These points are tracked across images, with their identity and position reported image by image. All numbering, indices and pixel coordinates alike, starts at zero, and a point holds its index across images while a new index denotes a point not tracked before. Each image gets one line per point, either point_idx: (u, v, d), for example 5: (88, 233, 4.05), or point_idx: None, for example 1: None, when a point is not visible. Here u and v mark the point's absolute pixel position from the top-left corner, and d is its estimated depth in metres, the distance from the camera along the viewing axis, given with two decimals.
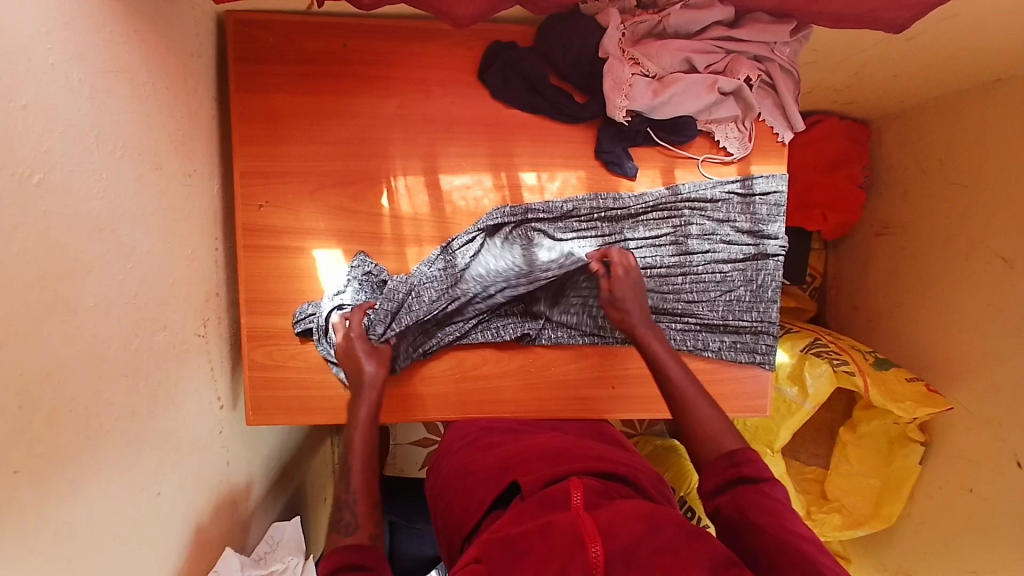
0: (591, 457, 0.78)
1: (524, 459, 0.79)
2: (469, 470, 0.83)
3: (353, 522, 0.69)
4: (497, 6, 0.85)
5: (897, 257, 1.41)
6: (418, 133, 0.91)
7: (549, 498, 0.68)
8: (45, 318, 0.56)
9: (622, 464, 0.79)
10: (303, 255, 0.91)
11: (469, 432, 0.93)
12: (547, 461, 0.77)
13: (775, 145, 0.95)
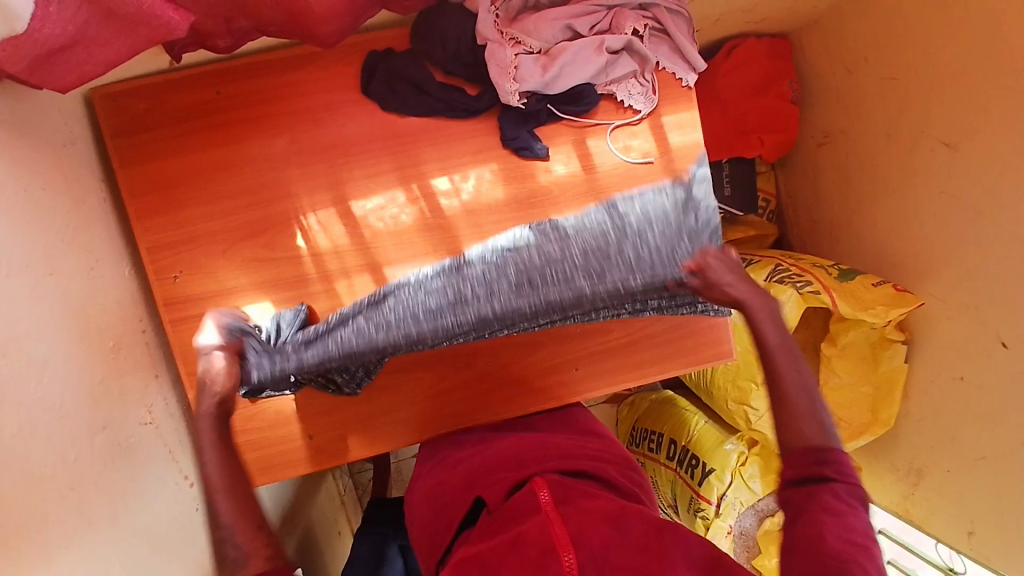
0: (554, 458, 0.78)
1: (492, 473, 0.79)
2: (440, 491, 0.83)
3: (239, 554, 0.58)
4: (361, 16, 0.82)
5: (844, 164, 1.39)
6: (316, 164, 0.88)
7: (516, 507, 0.68)
8: None
9: (586, 457, 0.80)
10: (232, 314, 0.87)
11: (440, 450, 0.93)
12: (510, 468, 0.78)
13: (682, 91, 0.91)
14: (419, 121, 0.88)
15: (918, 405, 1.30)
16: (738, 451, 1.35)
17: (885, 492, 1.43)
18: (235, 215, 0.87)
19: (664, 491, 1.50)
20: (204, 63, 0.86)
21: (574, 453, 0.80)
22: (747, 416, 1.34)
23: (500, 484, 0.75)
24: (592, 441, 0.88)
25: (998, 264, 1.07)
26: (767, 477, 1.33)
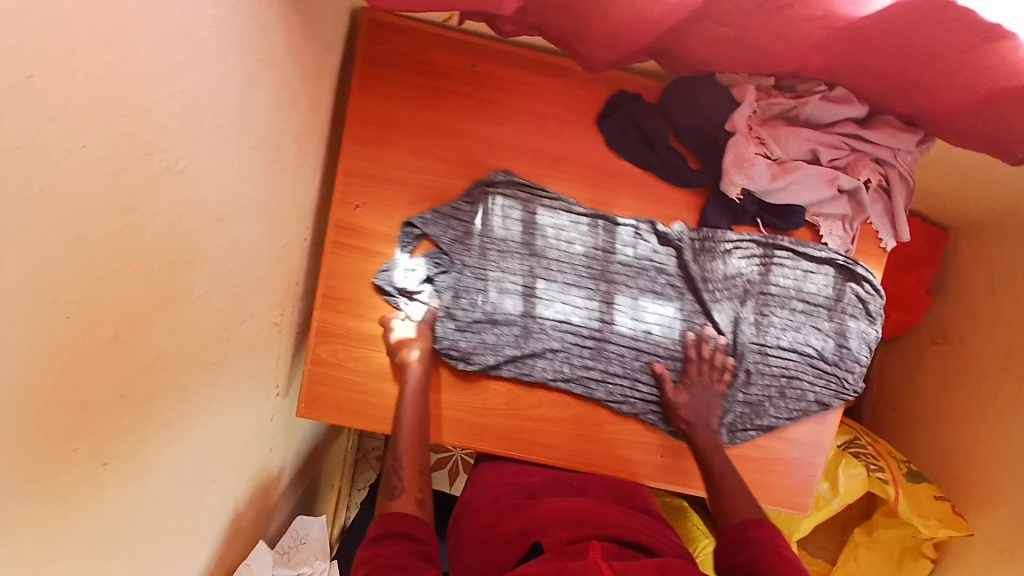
0: (614, 523, 0.77)
1: (546, 517, 0.79)
2: (490, 532, 0.80)
3: (397, 485, 0.73)
4: (632, 58, 0.84)
5: (945, 368, 1.35)
6: (523, 164, 0.91)
7: (568, 553, 0.68)
8: (161, 309, 0.53)
9: (656, 538, 0.78)
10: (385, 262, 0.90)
11: (494, 487, 0.91)
12: (567, 526, 0.77)
13: (874, 249, 0.94)
14: (631, 169, 0.91)
15: None
16: None
17: None
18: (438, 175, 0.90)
19: None
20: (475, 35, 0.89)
21: (642, 529, 0.79)
22: None
23: (551, 530, 0.75)
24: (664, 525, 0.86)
25: None
26: None
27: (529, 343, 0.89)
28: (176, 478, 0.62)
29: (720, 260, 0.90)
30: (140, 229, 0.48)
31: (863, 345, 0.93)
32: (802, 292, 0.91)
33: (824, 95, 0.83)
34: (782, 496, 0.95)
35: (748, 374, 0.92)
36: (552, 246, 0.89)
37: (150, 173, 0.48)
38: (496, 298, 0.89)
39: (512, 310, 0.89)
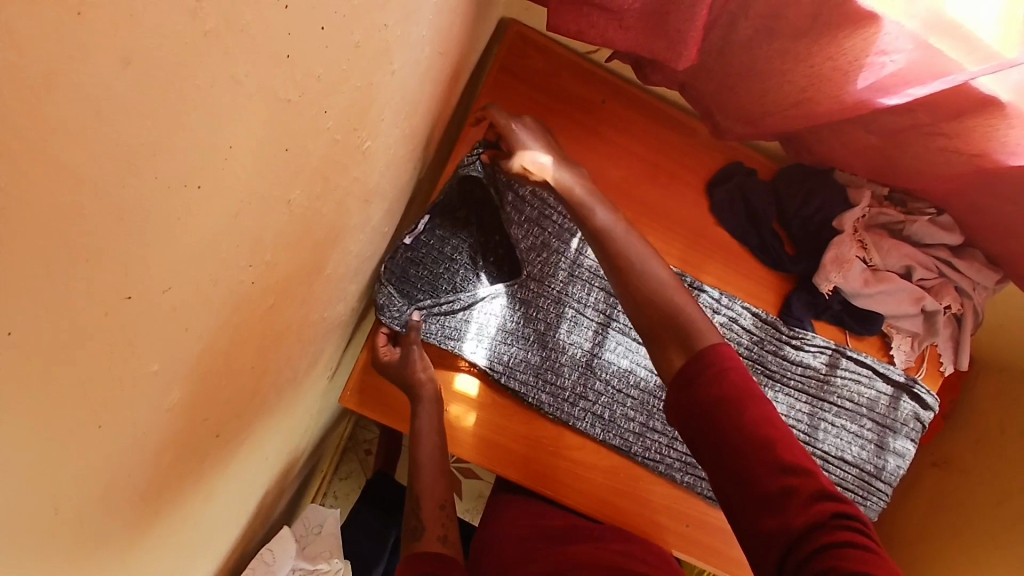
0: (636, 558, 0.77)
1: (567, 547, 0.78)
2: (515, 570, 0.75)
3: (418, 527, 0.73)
4: (765, 136, 0.85)
5: (935, 498, 1.40)
6: (626, 209, 0.90)
7: None
8: (302, 281, 0.51)
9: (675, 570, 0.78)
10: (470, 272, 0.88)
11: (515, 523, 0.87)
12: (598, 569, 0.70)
13: (934, 373, 0.95)
14: (728, 239, 0.92)
15: None
16: None
17: None
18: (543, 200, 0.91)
19: None
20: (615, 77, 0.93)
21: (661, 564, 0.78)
22: None
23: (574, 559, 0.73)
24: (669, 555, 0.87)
25: None
26: None
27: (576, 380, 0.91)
28: (248, 451, 0.59)
29: (785, 347, 0.90)
30: (322, 202, 0.46)
31: (903, 464, 0.92)
32: (859, 396, 0.91)
33: (932, 219, 0.86)
34: None
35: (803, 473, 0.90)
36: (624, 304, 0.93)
37: (347, 149, 0.46)
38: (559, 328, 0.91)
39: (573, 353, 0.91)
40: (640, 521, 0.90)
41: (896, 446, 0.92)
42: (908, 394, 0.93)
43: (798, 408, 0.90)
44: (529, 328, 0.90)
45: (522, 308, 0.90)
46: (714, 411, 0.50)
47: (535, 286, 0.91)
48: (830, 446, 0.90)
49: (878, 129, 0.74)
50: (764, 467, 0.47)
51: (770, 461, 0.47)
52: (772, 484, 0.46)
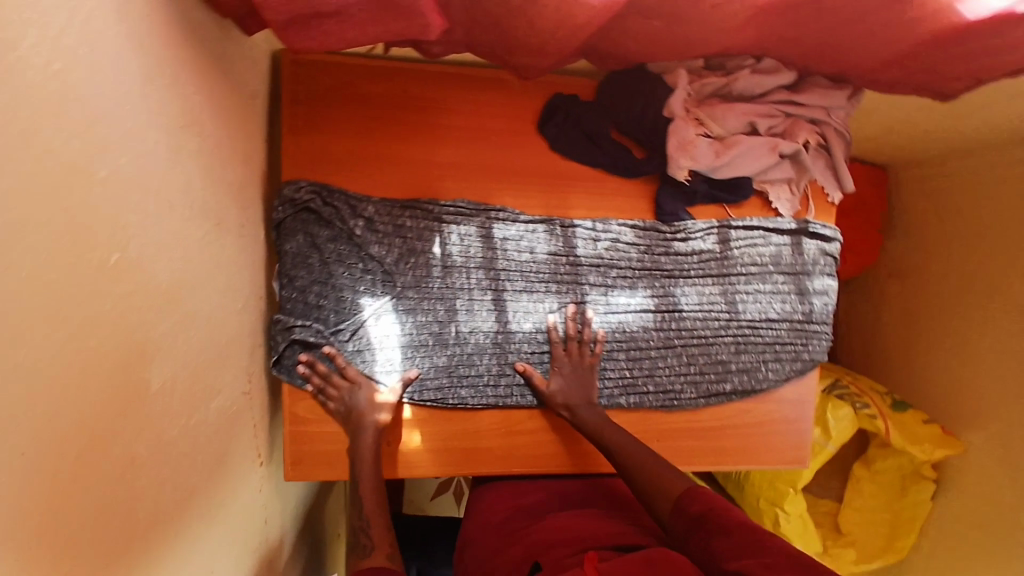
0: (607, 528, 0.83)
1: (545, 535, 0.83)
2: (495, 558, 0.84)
3: (367, 544, 0.79)
4: (566, 60, 0.83)
5: (906, 304, 1.45)
6: (472, 183, 0.89)
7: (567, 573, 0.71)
8: (120, 413, 0.51)
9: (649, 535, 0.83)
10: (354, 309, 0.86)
11: (499, 508, 0.93)
12: (569, 546, 0.78)
13: (825, 205, 0.96)
14: (581, 168, 0.90)
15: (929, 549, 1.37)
16: None
17: None
18: (393, 205, 0.86)
19: None
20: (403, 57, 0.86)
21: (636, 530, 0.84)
22: (775, 518, 1.31)
23: (546, 551, 0.79)
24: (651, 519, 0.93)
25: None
26: None
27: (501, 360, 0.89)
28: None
29: (674, 243, 0.91)
30: (83, 338, 0.46)
31: (827, 297, 0.95)
32: (761, 257, 0.93)
33: (752, 68, 0.84)
34: (776, 455, 0.98)
35: (739, 345, 0.94)
36: (514, 271, 0.89)
37: (83, 279, 0.46)
38: (461, 315, 0.87)
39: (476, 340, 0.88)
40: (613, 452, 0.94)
41: (815, 285, 0.95)
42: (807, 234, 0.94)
43: (710, 293, 0.92)
44: (431, 331, 0.87)
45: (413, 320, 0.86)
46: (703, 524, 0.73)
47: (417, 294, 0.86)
48: (753, 313, 0.93)
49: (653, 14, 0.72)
50: (728, 540, 0.69)
51: (734, 535, 0.69)
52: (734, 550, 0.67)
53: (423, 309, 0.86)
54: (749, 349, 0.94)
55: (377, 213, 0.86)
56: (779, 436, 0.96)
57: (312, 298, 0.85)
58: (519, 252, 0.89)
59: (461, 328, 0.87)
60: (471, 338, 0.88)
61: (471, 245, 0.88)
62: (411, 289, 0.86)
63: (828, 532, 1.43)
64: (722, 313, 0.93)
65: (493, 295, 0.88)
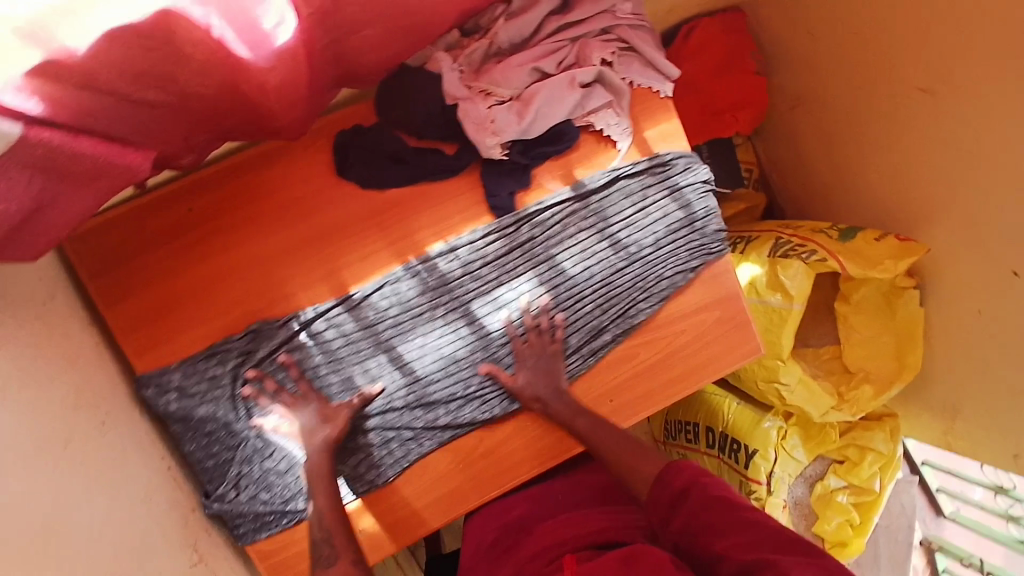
0: (581, 535, 0.89)
1: (533, 554, 0.90)
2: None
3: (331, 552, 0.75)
4: (325, 98, 0.77)
5: (820, 124, 1.38)
6: (308, 258, 0.84)
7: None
8: None
9: (618, 528, 0.89)
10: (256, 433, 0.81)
11: (488, 531, 1.00)
12: (543, 561, 0.87)
13: (661, 102, 0.91)
14: (405, 190, 0.85)
15: (941, 344, 1.34)
16: (777, 427, 1.39)
17: (925, 428, 1.50)
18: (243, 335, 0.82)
19: None
20: (165, 182, 0.83)
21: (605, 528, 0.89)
22: (779, 393, 1.31)
23: (530, 564, 0.89)
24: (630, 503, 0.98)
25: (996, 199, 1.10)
26: (807, 444, 1.42)
27: (429, 405, 0.85)
28: None
29: (537, 223, 0.87)
30: None
31: (706, 195, 0.92)
32: (626, 195, 0.89)
33: (507, 13, 0.80)
34: (732, 356, 0.97)
35: (645, 281, 0.90)
36: (391, 322, 0.84)
37: None
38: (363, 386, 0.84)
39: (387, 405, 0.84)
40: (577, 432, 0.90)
41: (690, 191, 0.92)
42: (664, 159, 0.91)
43: (593, 250, 0.89)
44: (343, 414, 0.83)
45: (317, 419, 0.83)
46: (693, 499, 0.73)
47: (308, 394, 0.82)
48: (643, 248, 0.90)
49: (367, 17, 0.65)
50: (723, 520, 0.69)
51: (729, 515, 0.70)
52: (727, 532, 0.68)
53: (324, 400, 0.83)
54: (654, 280, 0.90)
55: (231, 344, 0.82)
56: (722, 350, 0.96)
57: (210, 451, 0.81)
58: (388, 305, 0.84)
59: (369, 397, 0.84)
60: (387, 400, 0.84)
61: (337, 321, 0.83)
62: (301, 390, 0.82)
63: (840, 378, 1.41)
64: (614, 262, 0.89)
65: (384, 352, 0.84)
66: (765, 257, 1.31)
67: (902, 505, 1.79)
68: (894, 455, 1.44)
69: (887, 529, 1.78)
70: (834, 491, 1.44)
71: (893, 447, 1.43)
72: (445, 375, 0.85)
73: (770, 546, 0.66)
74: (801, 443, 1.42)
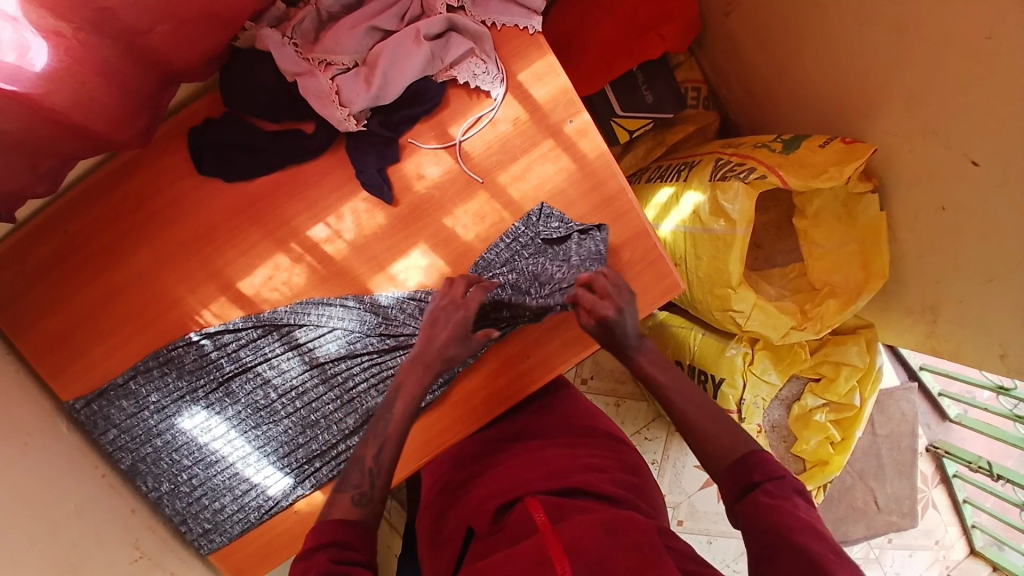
0: (531, 476, 0.78)
1: (470, 496, 0.81)
2: (430, 513, 0.87)
3: (367, 488, 0.65)
4: (161, 100, 0.74)
5: (755, 26, 1.34)
6: (189, 261, 0.83)
7: (512, 529, 0.69)
8: None
9: (570, 471, 0.77)
10: (178, 434, 0.83)
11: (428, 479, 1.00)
12: (493, 493, 0.78)
13: (530, 39, 0.84)
14: (274, 179, 0.83)
15: (910, 248, 1.25)
16: (742, 353, 1.35)
17: (906, 336, 1.41)
18: (145, 358, 0.82)
19: None
20: (36, 213, 0.84)
21: (561, 470, 0.77)
22: (735, 321, 1.27)
23: (469, 506, 0.80)
24: (581, 440, 0.86)
25: (935, 78, 1.03)
26: (778, 365, 1.38)
27: (347, 391, 0.84)
28: None
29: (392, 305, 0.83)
30: None
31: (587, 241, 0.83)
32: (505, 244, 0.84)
33: None
34: (654, 298, 0.89)
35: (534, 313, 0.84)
36: (286, 311, 0.83)
37: None
38: (276, 381, 0.83)
39: (300, 389, 0.84)
40: (509, 383, 0.90)
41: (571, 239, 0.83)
42: (538, 100, 0.85)
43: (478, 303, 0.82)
44: (263, 413, 0.84)
45: (236, 412, 0.83)
46: (761, 494, 0.62)
47: (221, 390, 0.83)
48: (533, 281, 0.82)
49: (155, 12, 0.62)
50: (790, 525, 0.58)
51: (794, 522, 0.59)
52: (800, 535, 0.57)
53: (239, 402, 0.83)
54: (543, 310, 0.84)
55: (138, 366, 0.82)
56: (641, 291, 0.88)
57: (139, 464, 0.83)
58: (287, 307, 0.83)
59: (285, 390, 0.84)
60: (305, 391, 0.84)
61: (238, 330, 0.82)
62: (215, 393, 0.83)
63: (806, 296, 1.36)
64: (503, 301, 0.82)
65: (290, 347, 0.83)
66: (707, 182, 1.24)
67: (901, 412, 1.67)
68: (873, 367, 1.37)
69: (889, 439, 1.67)
70: (812, 410, 1.40)
71: (870, 358, 1.36)
72: (354, 362, 0.83)
73: (805, 537, 0.57)
74: (773, 365, 1.38)
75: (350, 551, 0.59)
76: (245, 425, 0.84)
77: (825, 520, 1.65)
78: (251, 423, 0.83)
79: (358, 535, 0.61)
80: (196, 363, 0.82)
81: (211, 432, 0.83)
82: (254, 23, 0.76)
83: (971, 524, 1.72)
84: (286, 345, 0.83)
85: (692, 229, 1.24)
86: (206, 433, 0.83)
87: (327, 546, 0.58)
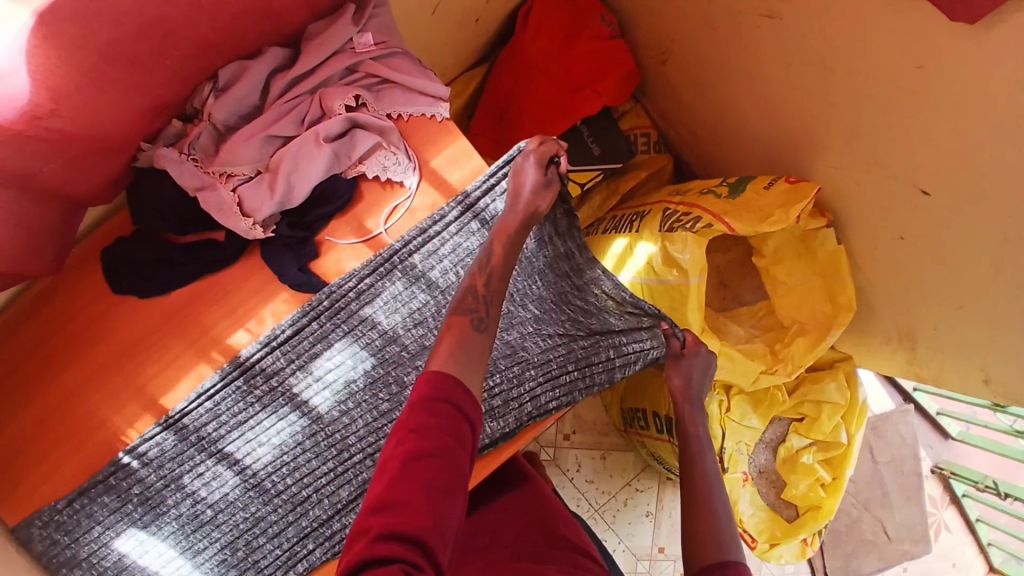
0: None
1: None
2: None
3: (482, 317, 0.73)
4: (68, 227, 0.74)
5: (690, 71, 1.35)
6: (112, 381, 0.81)
7: None
8: None
9: None
10: (113, 556, 0.79)
11: None
12: None
13: (440, 125, 0.85)
14: (193, 290, 0.82)
15: (874, 277, 1.21)
16: (719, 402, 1.30)
17: (887, 364, 1.36)
18: (71, 496, 0.79)
19: (668, 460, 1.45)
20: None
21: None
22: None
23: None
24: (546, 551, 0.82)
25: (869, 111, 1.01)
26: (758, 409, 1.33)
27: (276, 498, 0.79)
28: None
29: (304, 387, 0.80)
30: None
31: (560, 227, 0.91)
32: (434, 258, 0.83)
33: (215, 89, 0.74)
34: None
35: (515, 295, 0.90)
36: (210, 421, 0.80)
37: None
38: (203, 496, 0.79)
39: (234, 501, 0.79)
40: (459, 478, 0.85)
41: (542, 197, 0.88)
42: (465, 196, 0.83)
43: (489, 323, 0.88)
44: (194, 529, 0.79)
45: (174, 530, 0.79)
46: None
47: (156, 509, 0.79)
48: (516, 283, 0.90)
49: (38, 159, 0.61)
50: None
51: None
52: None
53: (173, 520, 0.79)
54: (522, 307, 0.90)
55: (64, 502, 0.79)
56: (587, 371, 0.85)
57: None
58: (204, 410, 0.80)
59: (214, 504, 0.79)
60: (233, 504, 0.79)
61: (164, 443, 0.79)
62: (147, 515, 0.79)
63: (776, 334, 1.32)
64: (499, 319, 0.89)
65: (214, 456, 0.80)
66: (657, 233, 1.21)
67: (900, 435, 1.61)
68: (856, 402, 1.33)
69: (891, 464, 1.59)
70: (798, 452, 1.34)
71: (851, 393, 1.33)
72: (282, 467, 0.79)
73: None
74: (753, 410, 1.33)
75: (460, 412, 0.60)
76: (185, 541, 0.79)
77: (834, 557, 1.57)
78: (191, 539, 0.79)
79: (466, 399, 0.62)
80: (126, 483, 0.79)
81: (148, 553, 0.79)
82: (151, 142, 0.76)
83: (987, 542, 1.63)
84: (210, 454, 0.80)
85: (647, 280, 1.20)
86: (143, 556, 0.79)
87: (437, 397, 0.60)
